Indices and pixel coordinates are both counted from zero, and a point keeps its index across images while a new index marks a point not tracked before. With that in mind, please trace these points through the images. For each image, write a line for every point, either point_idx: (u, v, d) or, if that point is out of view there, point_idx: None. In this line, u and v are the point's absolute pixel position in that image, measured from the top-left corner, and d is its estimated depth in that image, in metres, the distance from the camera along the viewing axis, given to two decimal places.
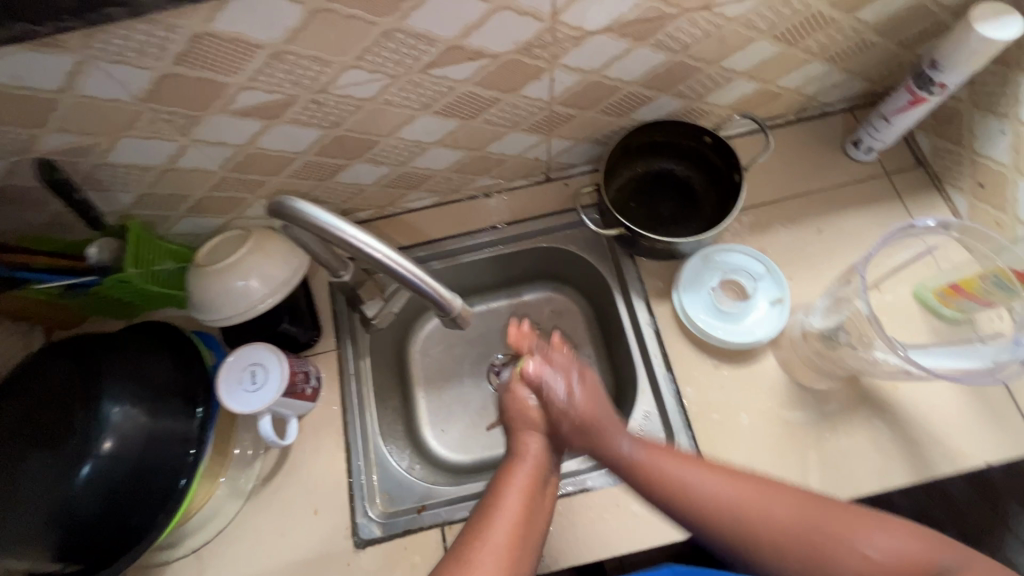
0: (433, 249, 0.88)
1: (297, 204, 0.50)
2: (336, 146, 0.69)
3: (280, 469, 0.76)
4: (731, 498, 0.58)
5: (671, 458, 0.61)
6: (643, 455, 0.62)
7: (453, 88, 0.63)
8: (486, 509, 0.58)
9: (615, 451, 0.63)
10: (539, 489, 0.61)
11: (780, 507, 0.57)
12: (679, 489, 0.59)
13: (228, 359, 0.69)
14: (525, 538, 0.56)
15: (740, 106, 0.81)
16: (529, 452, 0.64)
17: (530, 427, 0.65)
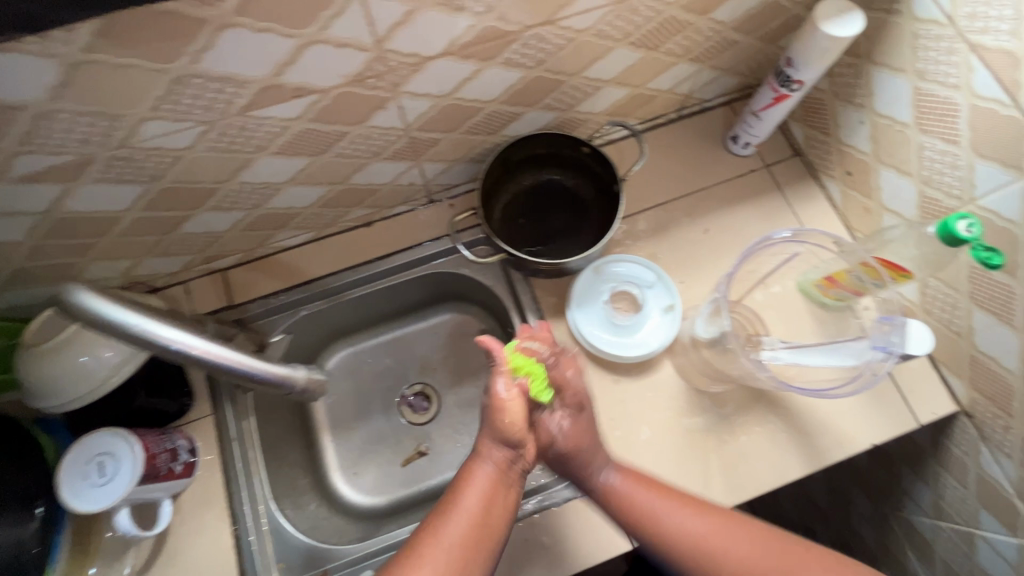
0: (315, 288, 0.82)
1: (87, 303, 0.42)
2: (167, 200, 0.61)
3: (159, 556, 0.69)
4: (699, 535, 0.58)
5: (651, 494, 0.62)
6: (619, 484, 0.63)
7: (287, 127, 0.56)
8: (442, 512, 0.58)
9: (593, 481, 0.64)
10: (495, 492, 0.60)
11: (739, 543, 0.57)
12: (650, 519, 0.60)
13: (70, 450, 0.62)
14: (477, 543, 0.56)
15: (615, 112, 0.79)
16: (491, 454, 0.62)
17: (498, 429, 0.62)
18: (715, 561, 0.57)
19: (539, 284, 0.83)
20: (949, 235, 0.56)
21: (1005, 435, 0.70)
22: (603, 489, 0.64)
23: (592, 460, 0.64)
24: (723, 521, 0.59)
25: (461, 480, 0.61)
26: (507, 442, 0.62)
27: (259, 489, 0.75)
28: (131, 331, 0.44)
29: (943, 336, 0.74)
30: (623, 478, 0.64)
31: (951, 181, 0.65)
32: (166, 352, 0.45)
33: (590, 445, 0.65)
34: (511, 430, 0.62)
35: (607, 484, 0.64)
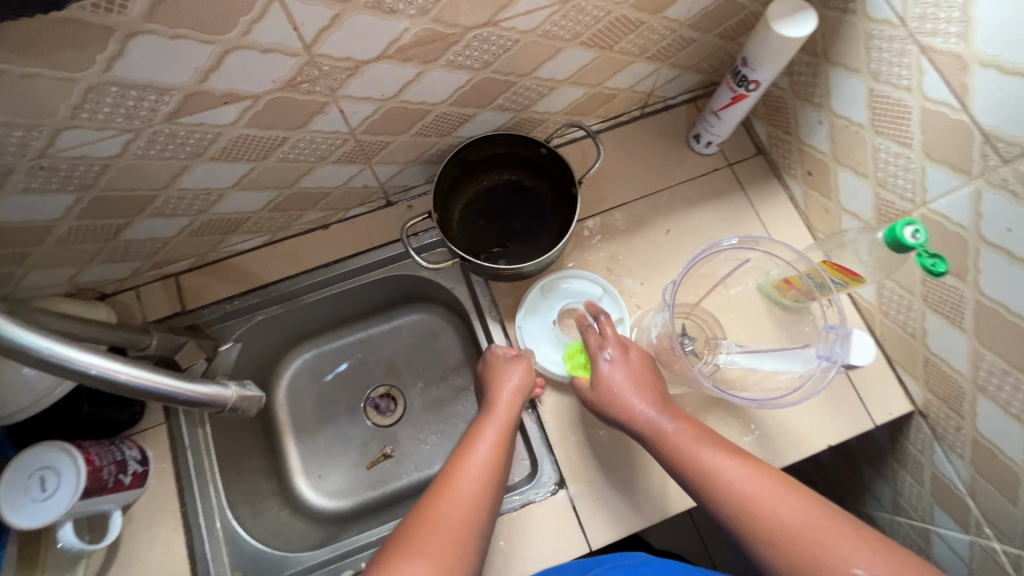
0: (270, 293, 0.80)
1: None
2: (102, 208, 0.59)
3: (110, 566, 0.69)
4: (744, 489, 0.54)
5: (701, 443, 0.59)
6: (671, 428, 0.61)
7: (221, 133, 0.55)
8: (462, 453, 0.62)
9: (644, 422, 0.63)
10: (509, 436, 0.65)
11: (788, 509, 0.52)
12: (695, 462, 0.58)
13: (11, 464, 0.60)
14: (495, 476, 0.60)
15: (574, 112, 0.78)
16: (502, 404, 0.67)
17: (510, 384, 0.69)
18: (754, 519, 0.52)
19: (499, 287, 0.82)
20: (895, 240, 0.56)
21: (956, 434, 0.71)
22: (652, 430, 0.62)
23: (635, 414, 0.64)
24: (777, 483, 0.54)
25: (474, 427, 0.66)
26: (516, 395, 0.68)
27: (214, 497, 0.75)
28: (45, 356, 0.42)
29: (899, 337, 0.75)
30: (676, 425, 0.61)
31: (903, 184, 0.64)
32: (82, 376, 0.44)
33: (628, 393, 0.65)
34: (521, 385, 0.69)
35: (657, 428, 0.62)
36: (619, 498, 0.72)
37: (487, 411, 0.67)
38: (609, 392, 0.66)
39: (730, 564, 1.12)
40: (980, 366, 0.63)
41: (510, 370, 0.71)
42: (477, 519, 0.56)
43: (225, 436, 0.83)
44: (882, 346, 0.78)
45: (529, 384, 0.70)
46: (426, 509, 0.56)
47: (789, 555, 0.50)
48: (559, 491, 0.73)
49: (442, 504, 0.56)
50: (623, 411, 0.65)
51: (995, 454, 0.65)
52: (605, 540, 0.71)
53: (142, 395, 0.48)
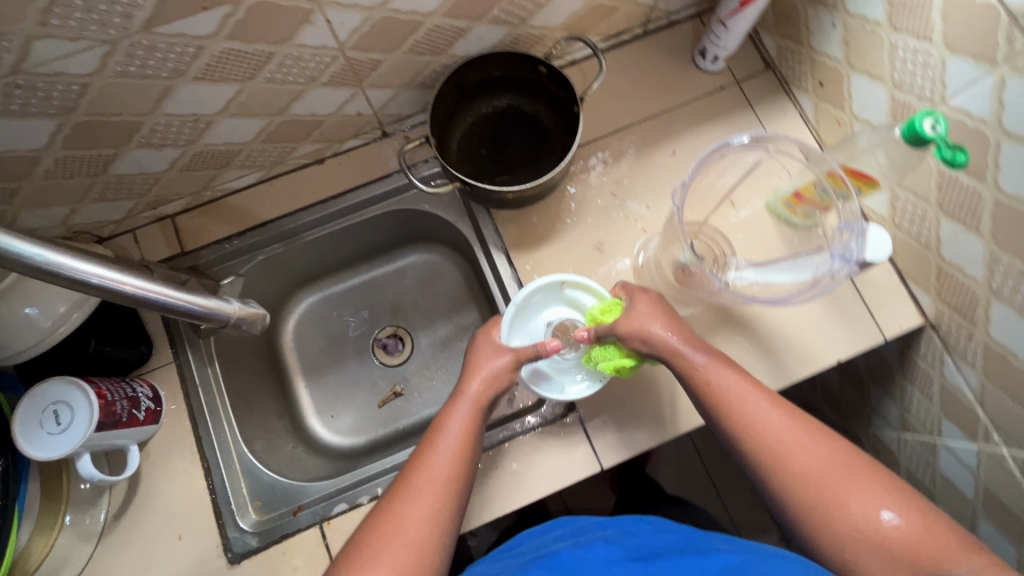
0: (269, 232, 0.79)
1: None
2: (86, 135, 0.57)
3: (133, 498, 0.70)
4: (773, 431, 0.55)
5: (734, 378, 0.59)
6: (704, 362, 0.60)
7: (203, 47, 0.52)
8: (426, 448, 0.60)
9: (678, 356, 0.61)
10: (477, 428, 0.62)
11: (813, 454, 0.53)
12: (729, 400, 0.57)
13: (27, 397, 0.61)
14: (459, 473, 0.58)
15: (573, 27, 0.74)
16: (471, 393, 0.64)
17: (480, 371, 0.65)
18: (781, 461, 0.53)
19: (501, 217, 0.80)
20: (914, 134, 0.53)
21: (968, 344, 0.70)
22: (683, 367, 0.61)
23: (670, 349, 0.62)
24: (807, 430, 0.55)
25: (442, 416, 0.63)
26: (487, 382, 0.64)
27: (228, 433, 0.75)
28: (40, 265, 0.43)
29: (912, 250, 0.73)
30: (710, 360, 0.60)
31: (922, 83, 0.61)
32: (85, 288, 0.47)
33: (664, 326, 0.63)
34: (493, 369, 0.65)
35: (692, 363, 0.60)
36: (630, 419, 0.73)
37: (455, 403, 0.63)
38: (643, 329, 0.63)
39: (736, 490, 1.15)
40: (996, 269, 0.62)
41: (481, 355, 0.67)
42: (439, 522, 0.55)
43: (235, 377, 0.83)
44: (893, 261, 0.77)
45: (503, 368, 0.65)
46: (387, 511, 0.55)
47: (809, 495, 0.51)
48: (569, 414, 0.73)
49: (403, 506, 0.55)
50: (654, 341, 0.62)
51: (1008, 359, 0.65)
52: (617, 460, 0.72)
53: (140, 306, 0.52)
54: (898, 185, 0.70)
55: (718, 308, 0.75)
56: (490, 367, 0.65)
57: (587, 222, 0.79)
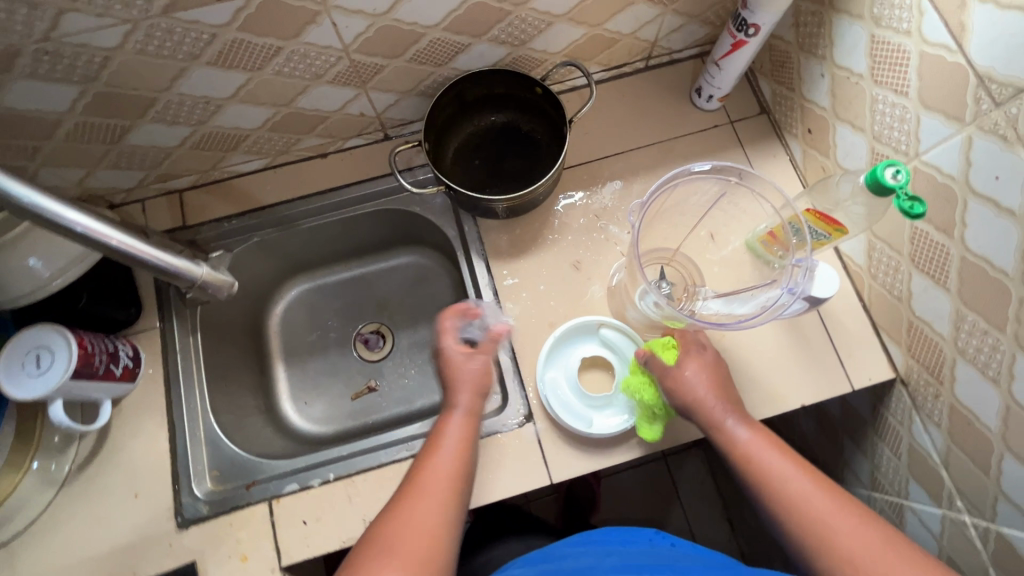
0: (267, 215, 0.83)
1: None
2: (105, 105, 0.63)
3: (99, 452, 0.73)
4: (814, 513, 0.55)
5: (773, 455, 0.60)
6: (746, 439, 0.62)
7: (216, 35, 0.57)
8: (426, 458, 0.62)
9: (724, 429, 0.63)
10: (471, 435, 0.65)
11: (859, 537, 0.52)
12: (772, 478, 0.59)
13: (13, 340, 0.65)
14: (460, 478, 0.60)
15: (572, 54, 0.77)
16: (462, 403, 0.67)
17: (466, 381, 0.68)
18: (827, 544, 0.53)
19: (486, 226, 0.83)
20: (876, 182, 0.54)
21: (935, 402, 0.69)
22: (727, 442, 0.63)
23: (715, 418, 0.64)
24: (852, 512, 0.54)
25: (439, 426, 0.65)
26: (472, 389, 0.68)
27: (199, 400, 0.78)
28: (27, 206, 0.47)
29: (885, 302, 0.73)
30: (754, 437, 0.62)
31: (898, 136, 0.63)
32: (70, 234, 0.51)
33: (709, 394, 0.65)
34: (474, 374, 0.68)
35: (734, 439, 0.62)
36: (585, 438, 0.73)
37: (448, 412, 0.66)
38: (690, 395, 0.65)
39: (709, 537, 1.16)
40: (961, 327, 0.62)
41: (465, 365, 0.69)
42: (447, 525, 0.56)
43: (217, 350, 0.87)
44: (868, 312, 0.77)
45: (484, 374, 0.69)
46: (398, 512, 0.56)
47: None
48: (526, 423, 0.74)
49: (408, 514, 0.56)
50: (699, 400, 0.64)
51: (970, 420, 0.64)
52: (567, 475, 0.73)
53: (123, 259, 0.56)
54: (874, 236, 0.71)
55: None
56: (475, 375, 0.68)
57: (568, 240, 0.81)
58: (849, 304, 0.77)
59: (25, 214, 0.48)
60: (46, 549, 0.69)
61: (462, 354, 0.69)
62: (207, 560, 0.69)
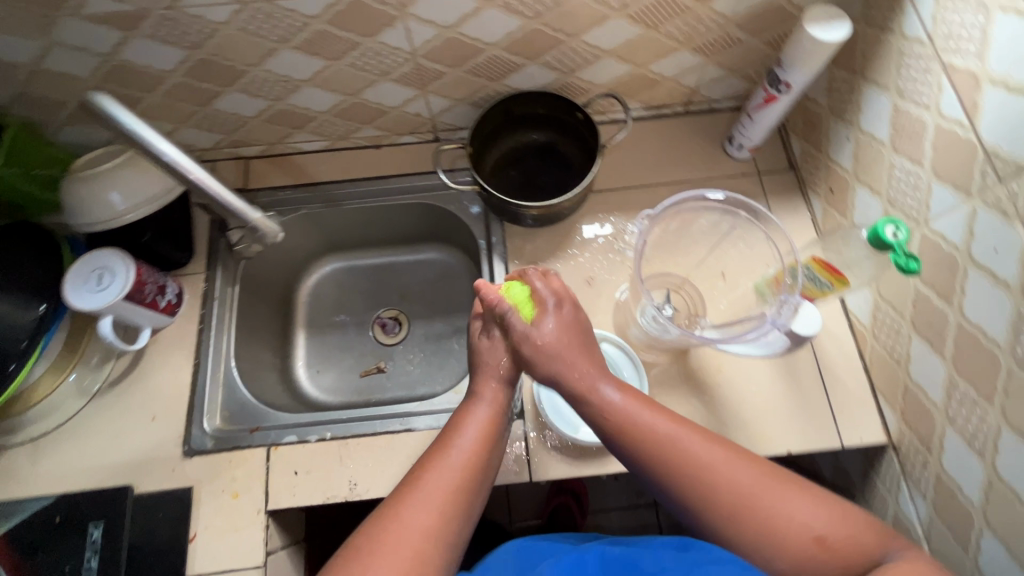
0: (318, 191, 0.92)
1: (104, 102, 0.54)
2: (203, 71, 0.72)
3: (129, 373, 0.80)
4: (707, 465, 0.56)
5: (654, 415, 0.60)
6: (622, 403, 0.61)
7: (307, 24, 0.66)
8: (442, 447, 0.61)
9: (597, 396, 0.62)
10: (494, 430, 0.63)
11: (751, 476, 0.56)
12: (660, 443, 0.58)
13: (82, 258, 0.74)
14: (476, 473, 0.59)
15: (616, 89, 0.84)
16: (488, 396, 0.65)
17: (492, 372, 0.66)
18: (725, 495, 0.55)
19: (512, 232, 0.89)
20: (876, 238, 0.58)
21: (923, 471, 0.69)
22: (599, 406, 0.61)
23: (577, 387, 0.63)
24: (767, 471, 0.56)
25: (459, 418, 0.64)
26: (499, 380, 0.66)
27: (224, 344, 0.85)
28: (128, 132, 0.55)
29: (885, 364, 0.74)
30: (623, 398, 0.61)
31: (911, 203, 0.66)
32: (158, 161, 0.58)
33: (568, 356, 0.64)
34: (504, 367, 0.66)
35: (605, 402, 0.61)
36: (570, 443, 0.76)
37: (471, 405, 0.65)
38: (541, 351, 0.64)
39: None
40: (953, 396, 0.63)
41: (490, 352, 0.67)
42: (453, 523, 0.56)
43: (249, 305, 0.94)
44: (868, 373, 0.78)
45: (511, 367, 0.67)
46: (402, 503, 0.56)
47: (756, 520, 0.54)
48: (517, 419, 0.78)
49: (413, 504, 0.56)
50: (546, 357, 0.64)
51: (954, 492, 0.64)
52: (547, 475, 0.75)
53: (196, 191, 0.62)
54: (880, 296, 0.73)
55: (683, 366, 0.79)
56: (497, 365, 0.66)
57: (585, 257, 0.85)
58: (850, 363, 0.79)
59: (123, 138, 0.57)
60: (67, 451, 0.76)
61: (498, 341, 0.68)
62: (202, 490, 0.74)
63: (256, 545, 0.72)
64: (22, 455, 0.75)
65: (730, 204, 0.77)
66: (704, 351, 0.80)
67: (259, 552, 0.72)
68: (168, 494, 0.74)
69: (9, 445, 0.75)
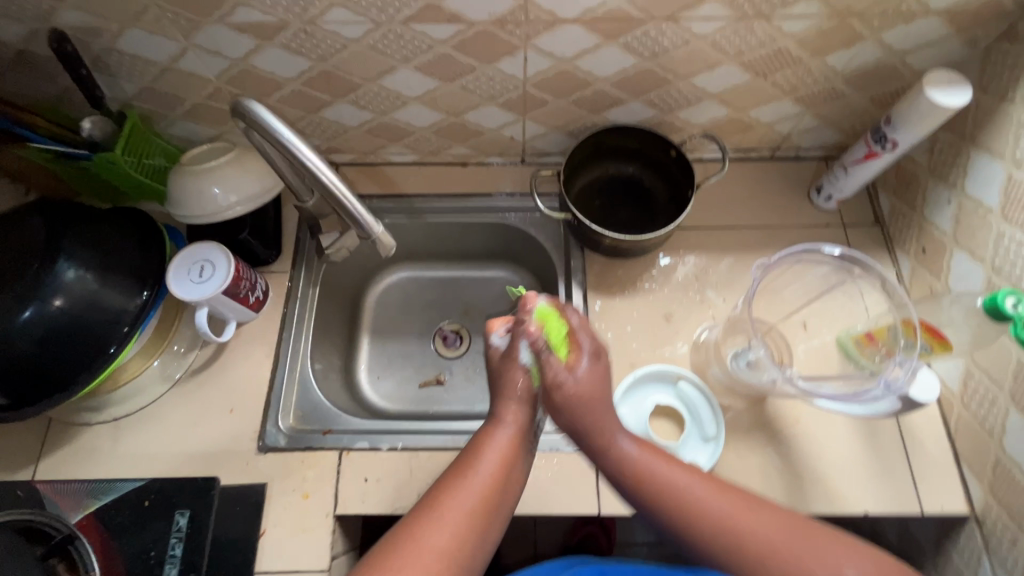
0: (403, 203, 0.94)
1: (253, 107, 0.59)
2: (322, 81, 0.75)
3: (211, 364, 0.83)
4: (718, 517, 0.55)
5: (664, 464, 0.59)
6: (636, 452, 0.60)
7: (433, 47, 0.69)
8: (458, 469, 0.60)
9: (613, 448, 0.61)
10: (514, 457, 0.61)
11: (772, 531, 0.54)
12: (668, 496, 0.57)
13: (185, 250, 0.76)
14: (495, 500, 0.58)
15: (710, 130, 0.85)
16: (508, 417, 0.63)
17: (513, 391, 0.64)
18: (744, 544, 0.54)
19: (591, 260, 0.89)
20: (993, 307, 0.58)
21: (1012, 549, 0.67)
22: (612, 456, 0.60)
23: (599, 431, 0.61)
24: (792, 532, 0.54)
25: (479, 439, 0.62)
26: (522, 399, 0.63)
27: (302, 344, 0.87)
28: (272, 134, 0.60)
29: (973, 433, 0.72)
30: (639, 448, 0.60)
31: (1019, 273, 0.65)
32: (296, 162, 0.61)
33: (597, 410, 0.62)
34: (527, 390, 0.64)
35: (620, 449, 0.60)
36: None
37: (491, 426, 0.63)
38: (568, 398, 0.62)
39: None
40: None
41: (516, 372, 0.64)
42: (465, 550, 0.54)
43: (324, 307, 0.96)
44: (952, 440, 0.76)
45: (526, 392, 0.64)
46: (416, 526, 0.55)
47: (787, 572, 0.52)
48: None
49: (429, 529, 0.54)
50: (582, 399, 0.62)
51: None
52: (616, 510, 0.74)
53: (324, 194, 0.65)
54: (974, 363, 0.72)
55: (760, 414, 0.78)
56: (513, 384, 0.64)
57: (664, 293, 0.86)
58: (933, 428, 0.77)
59: (276, 146, 0.62)
60: (148, 434, 0.78)
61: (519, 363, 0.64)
62: (274, 487, 0.75)
63: (323, 549, 0.72)
64: (103, 433, 0.78)
65: (845, 259, 0.76)
66: (783, 400, 0.78)
67: (325, 556, 0.72)
68: (242, 487, 0.75)
69: (92, 422, 0.78)
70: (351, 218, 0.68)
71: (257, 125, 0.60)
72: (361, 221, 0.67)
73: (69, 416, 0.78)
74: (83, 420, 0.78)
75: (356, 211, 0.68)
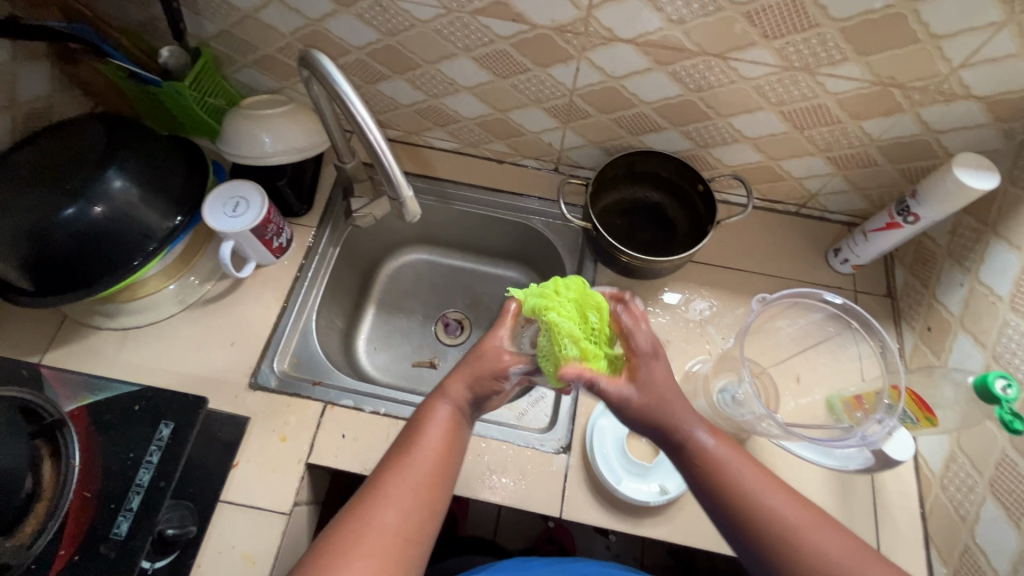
0: (435, 185, 0.98)
1: (317, 56, 0.64)
2: (385, 55, 0.80)
3: (225, 297, 0.86)
4: (788, 522, 0.52)
5: (742, 461, 0.55)
6: (715, 445, 0.55)
7: (494, 42, 0.74)
8: (400, 449, 0.57)
9: (690, 439, 0.56)
10: (457, 428, 0.59)
11: (838, 543, 0.51)
12: (746, 497, 0.53)
13: (222, 184, 0.80)
14: (439, 474, 0.55)
15: (741, 173, 0.87)
16: (453, 395, 0.60)
17: (468, 373, 0.60)
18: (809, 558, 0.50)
19: (602, 275, 0.91)
20: (984, 386, 0.59)
21: None
22: (691, 446, 0.56)
23: (677, 428, 0.55)
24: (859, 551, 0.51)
25: (421, 416, 0.59)
26: (468, 380, 0.60)
27: (311, 298, 0.91)
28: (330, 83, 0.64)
29: (946, 517, 0.72)
30: (717, 441, 0.56)
31: (1018, 363, 0.65)
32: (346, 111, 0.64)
33: (671, 403, 0.55)
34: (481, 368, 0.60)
35: (700, 445, 0.55)
36: (607, 494, 0.76)
37: (435, 403, 0.59)
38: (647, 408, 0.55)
39: None
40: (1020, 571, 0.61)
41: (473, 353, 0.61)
42: (418, 526, 0.52)
43: (341, 269, 1.00)
44: (925, 522, 0.75)
45: (490, 376, 0.59)
46: (360, 509, 0.52)
47: None
48: (562, 453, 0.79)
49: (374, 511, 0.52)
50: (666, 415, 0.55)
51: None
52: (577, 517, 0.75)
53: (365, 148, 0.67)
54: (958, 447, 0.72)
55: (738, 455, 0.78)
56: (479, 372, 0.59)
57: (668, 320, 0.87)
58: (908, 504, 0.76)
59: (330, 96, 0.66)
60: (152, 348, 0.81)
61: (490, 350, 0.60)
62: (256, 424, 0.77)
63: (289, 492, 0.74)
64: (111, 339, 0.81)
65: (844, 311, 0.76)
66: (764, 447, 0.78)
67: (289, 500, 0.73)
68: (227, 417, 0.77)
69: (103, 326, 0.82)
70: (385, 177, 0.70)
71: (319, 73, 0.64)
72: (393, 181, 0.69)
73: (83, 316, 0.82)
74: (94, 322, 0.81)
75: (391, 171, 0.69)
